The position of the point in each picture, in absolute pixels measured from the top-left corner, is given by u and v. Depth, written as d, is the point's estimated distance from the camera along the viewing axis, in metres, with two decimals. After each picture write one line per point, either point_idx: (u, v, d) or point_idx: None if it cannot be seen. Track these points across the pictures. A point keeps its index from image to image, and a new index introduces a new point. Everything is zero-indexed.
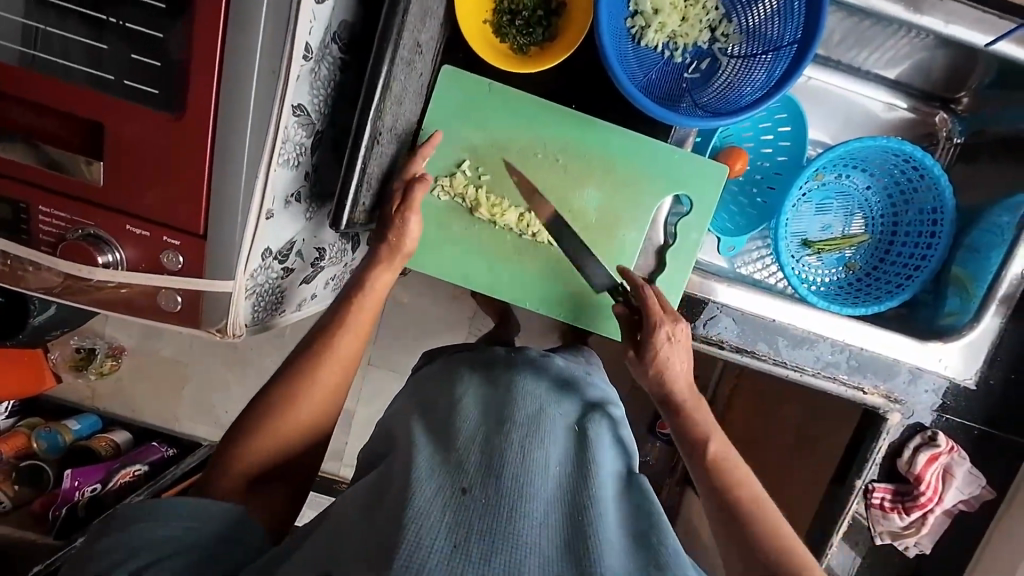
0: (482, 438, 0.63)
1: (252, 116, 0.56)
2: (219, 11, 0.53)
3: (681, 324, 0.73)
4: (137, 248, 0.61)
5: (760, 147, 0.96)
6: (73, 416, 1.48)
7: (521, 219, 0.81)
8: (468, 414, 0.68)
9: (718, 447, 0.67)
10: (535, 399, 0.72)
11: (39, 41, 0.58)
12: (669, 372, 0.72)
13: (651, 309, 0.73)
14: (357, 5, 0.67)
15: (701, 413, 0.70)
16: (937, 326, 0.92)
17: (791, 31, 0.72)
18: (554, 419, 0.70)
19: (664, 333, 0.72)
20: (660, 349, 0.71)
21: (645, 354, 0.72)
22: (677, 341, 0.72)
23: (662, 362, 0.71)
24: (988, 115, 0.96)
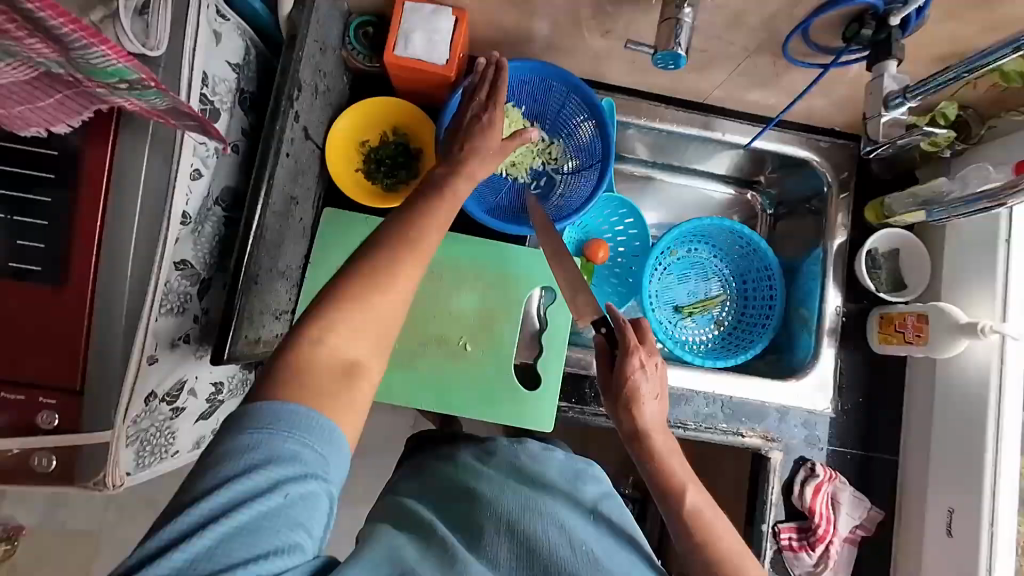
0: (507, 546, 0.60)
1: (131, 278, 0.64)
2: (99, 200, 0.63)
3: (655, 356, 0.74)
4: (11, 412, 0.63)
5: (615, 237, 1.14)
6: None
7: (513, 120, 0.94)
8: (496, 508, 0.65)
9: (696, 497, 0.66)
10: (534, 513, 0.63)
11: None
12: (643, 405, 0.71)
13: (625, 337, 0.72)
14: (236, 172, 0.80)
15: (667, 449, 0.70)
16: (794, 364, 1.05)
17: (597, 153, 0.93)
18: (567, 504, 0.66)
19: (636, 362, 0.71)
20: (631, 374, 0.71)
21: (613, 380, 0.73)
22: (648, 371, 0.72)
23: (634, 390, 0.71)
24: (783, 188, 1.19)
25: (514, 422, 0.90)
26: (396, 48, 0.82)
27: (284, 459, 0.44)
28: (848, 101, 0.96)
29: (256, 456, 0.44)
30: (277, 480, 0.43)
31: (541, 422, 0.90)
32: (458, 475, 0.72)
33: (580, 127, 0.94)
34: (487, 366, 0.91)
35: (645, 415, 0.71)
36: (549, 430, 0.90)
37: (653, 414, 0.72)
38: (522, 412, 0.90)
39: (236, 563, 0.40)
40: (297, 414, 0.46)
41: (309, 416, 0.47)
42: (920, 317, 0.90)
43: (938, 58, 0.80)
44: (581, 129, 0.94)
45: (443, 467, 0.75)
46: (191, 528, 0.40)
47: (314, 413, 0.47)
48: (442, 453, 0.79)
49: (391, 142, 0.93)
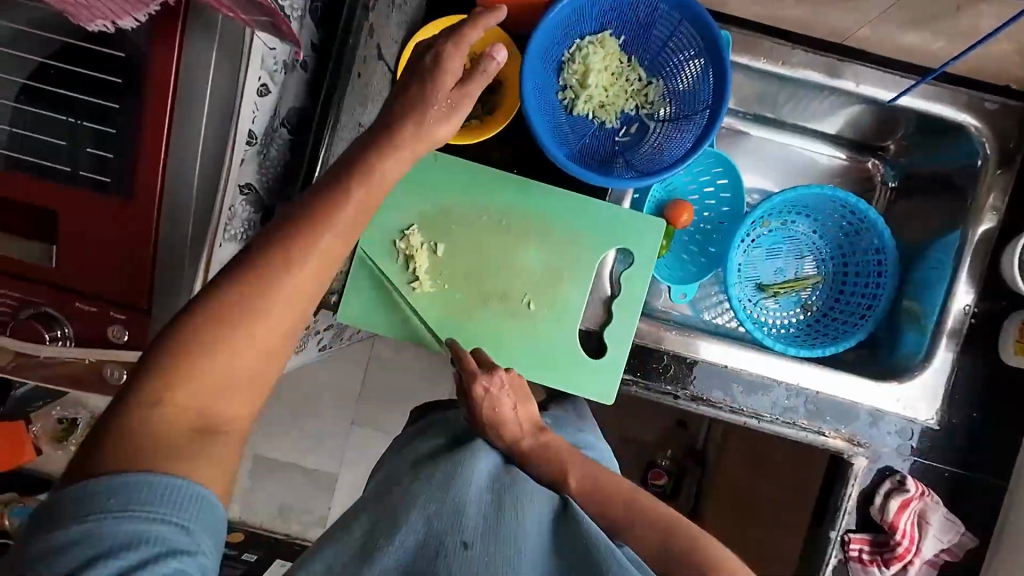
0: (483, 526, 0.56)
1: (197, 198, 0.61)
2: (164, 111, 0.58)
3: (498, 374, 0.75)
4: (85, 323, 0.63)
5: (704, 199, 1.01)
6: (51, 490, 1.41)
7: (600, 42, 0.81)
8: (472, 486, 0.61)
9: (581, 477, 0.70)
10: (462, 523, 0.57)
11: (20, 143, 0.61)
12: (503, 420, 0.73)
13: (465, 368, 0.75)
14: (304, 92, 0.74)
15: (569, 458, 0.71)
16: (895, 365, 0.92)
17: (705, 97, 0.79)
18: (538, 497, 0.62)
19: (477, 388, 0.74)
20: (481, 402, 0.73)
21: (468, 408, 0.75)
22: (496, 392, 0.74)
23: (493, 417, 0.73)
24: (915, 159, 1.00)
25: (575, 390, 0.84)
26: None
27: (155, 535, 0.43)
28: None
29: (88, 550, 0.41)
30: (128, 562, 0.41)
31: (604, 394, 0.84)
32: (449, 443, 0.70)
33: (687, 65, 0.80)
34: (551, 329, 0.84)
35: (510, 435, 0.73)
36: (611, 402, 0.84)
37: (517, 425, 0.74)
38: (584, 380, 0.84)
39: None
40: (164, 487, 0.45)
41: (163, 486, 0.45)
42: None
43: None
44: (689, 68, 0.80)
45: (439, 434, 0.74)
46: None
47: (171, 478, 0.45)
48: (442, 421, 0.79)
49: None
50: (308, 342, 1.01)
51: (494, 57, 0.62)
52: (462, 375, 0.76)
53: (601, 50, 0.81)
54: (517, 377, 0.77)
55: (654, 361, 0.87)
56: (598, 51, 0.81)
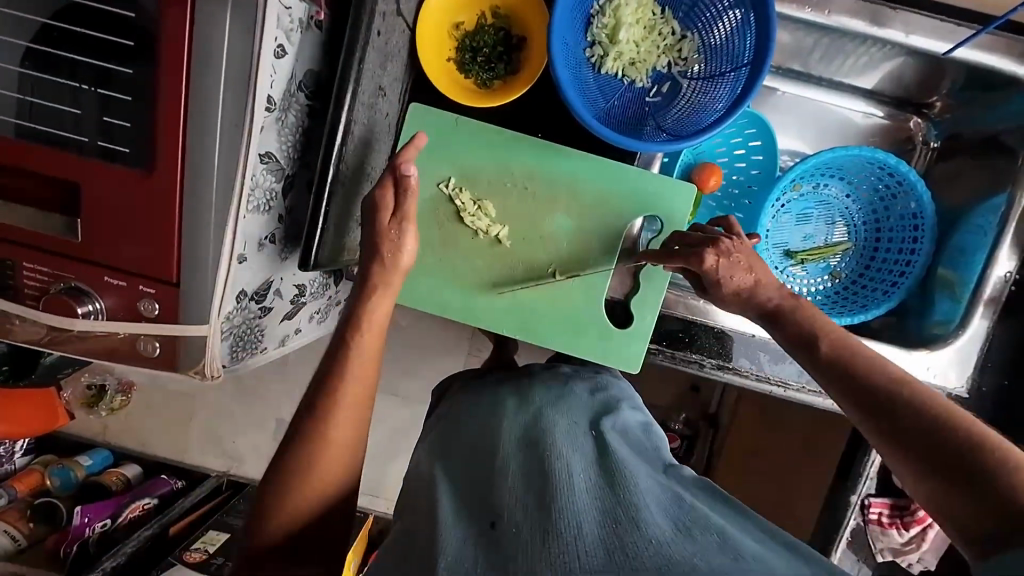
0: (525, 429, 0.66)
1: (218, 168, 0.59)
2: (182, 77, 0.56)
3: (723, 239, 0.63)
4: (116, 296, 0.63)
5: (733, 162, 0.96)
6: (86, 452, 1.46)
7: None
8: (512, 420, 0.68)
9: (835, 338, 0.56)
10: (516, 424, 0.68)
11: (35, 113, 0.60)
12: (748, 288, 0.62)
13: (683, 252, 0.64)
14: (320, 52, 0.69)
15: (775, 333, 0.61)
16: (925, 334, 0.90)
17: (747, 51, 0.74)
18: (572, 431, 0.66)
19: (710, 263, 0.61)
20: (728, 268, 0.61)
21: (710, 289, 0.63)
22: (734, 258, 0.62)
23: (731, 286, 0.62)
24: (961, 118, 0.95)
25: (600, 359, 0.84)
26: None
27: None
28: None
29: None
30: None
31: (629, 363, 0.83)
32: (481, 410, 0.73)
33: (726, 15, 0.75)
34: (576, 299, 0.83)
35: (761, 296, 0.62)
36: (637, 372, 0.84)
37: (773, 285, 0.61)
38: (608, 350, 0.83)
39: None
40: None
41: None
42: None
43: None
44: (728, 19, 0.75)
45: (470, 402, 0.76)
46: None
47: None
48: (473, 385, 0.81)
49: (490, 28, 0.79)
50: (330, 312, 1.01)
51: (408, 173, 0.63)
52: (683, 262, 0.64)
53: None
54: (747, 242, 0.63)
55: (681, 330, 0.87)
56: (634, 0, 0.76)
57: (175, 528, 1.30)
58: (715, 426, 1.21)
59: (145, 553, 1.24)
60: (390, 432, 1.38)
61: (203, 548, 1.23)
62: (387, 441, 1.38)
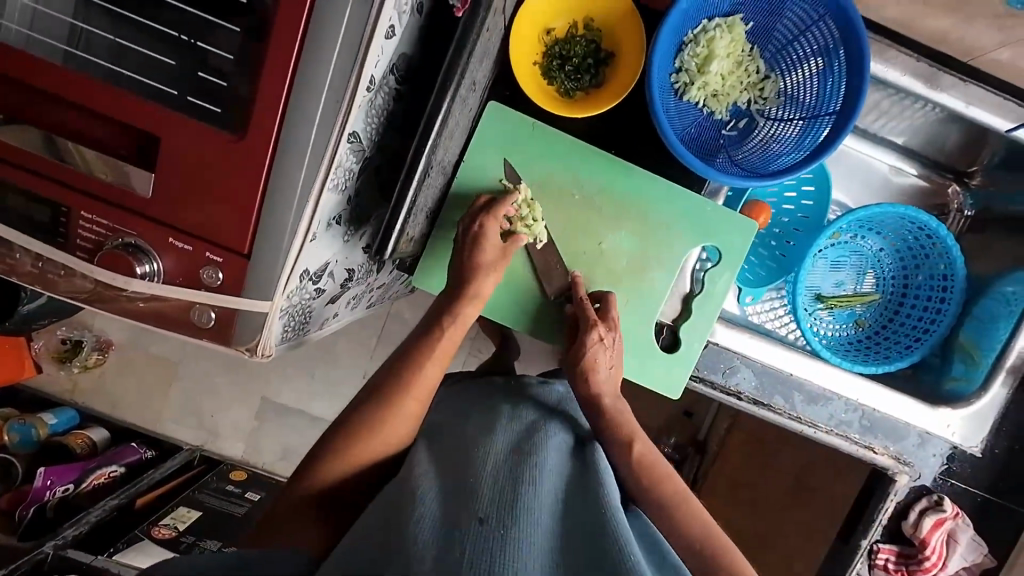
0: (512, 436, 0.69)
1: (312, 144, 0.56)
2: (295, 43, 0.53)
3: (613, 333, 0.78)
4: (176, 259, 0.60)
5: (782, 204, 0.99)
6: (48, 409, 1.37)
7: (728, 24, 0.77)
8: (502, 426, 0.70)
9: (643, 449, 0.72)
10: (508, 430, 0.70)
11: (124, 57, 0.58)
12: (595, 373, 0.76)
13: (586, 313, 0.77)
14: (417, 38, 0.68)
15: (623, 416, 0.75)
16: (943, 391, 0.95)
17: (829, 100, 0.76)
18: (556, 450, 0.68)
19: (594, 335, 0.76)
20: (589, 349, 0.75)
21: (573, 348, 0.77)
22: (607, 346, 0.77)
23: (588, 365, 0.76)
24: (998, 193, 0.99)
25: (643, 380, 0.84)
26: None
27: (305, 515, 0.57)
28: None
29: None
30: None
31: (670, 388, 0.84)
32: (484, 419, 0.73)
33: (811, 62, 0.76)
34: (628, 318, 0.83)
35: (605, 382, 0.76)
36: (676, 398, 0.84)
37: (607, 381, 0.76)
38: (653, 373, 0.84)
39: None
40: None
41: None
42: None
43: None
44: (810, 66, 0.77)
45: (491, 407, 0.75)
46: None
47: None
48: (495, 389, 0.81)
49: (581, 40, 0.78)
50: (364, 299, 0.98)
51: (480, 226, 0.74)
52: (581, 316, 0.77)
53: (728, 31, 0.77)
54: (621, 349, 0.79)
55: (716, 360, 0.88)
56: (728, 33, 0.77)
57: (143, 499, 1.22)
58: (702, 452, 1.18)
59: (109, 526, 1.16)
60: None
61: (173, 525, 1.15)
62: None
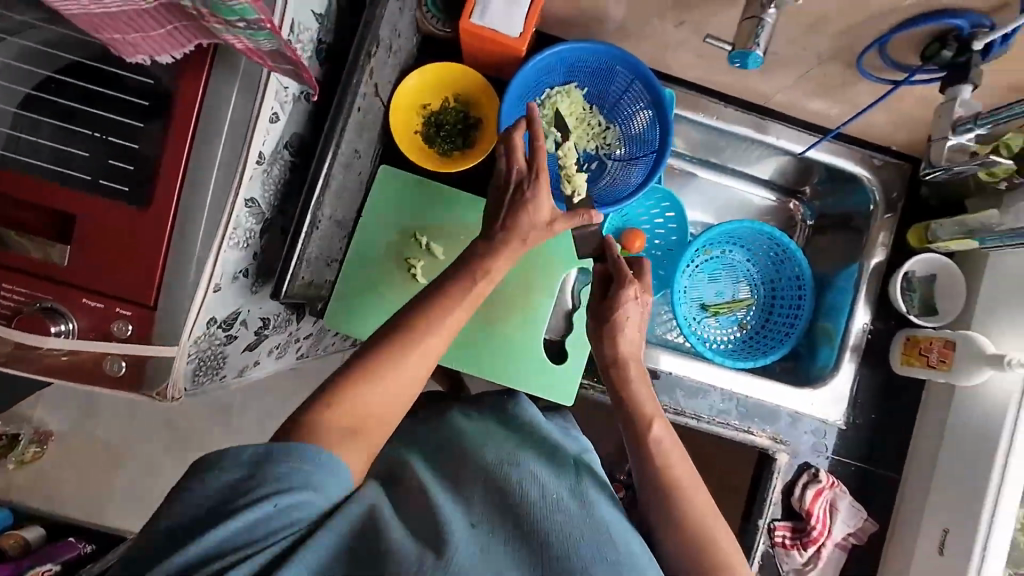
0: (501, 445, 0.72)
1: (208, 210, 0.68)
2: (189, 131, 0.66)
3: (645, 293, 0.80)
4: (90, 318, 0.68)
5: (653, 229, 1.15)
6: None
7: (567, 91, 0.95)
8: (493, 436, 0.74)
9: (662, 432, 0.72)
10: (498, 441, 0.73)
11: (46, 153, 0.68)
12: (622, 330, 0.78)
13: (620, 271, 0.80)
14: (306, 119, 0.82)
15: (638, 386, 0.77)
16: (811, 375, 1.07)
17: (652, 143, 0.94)
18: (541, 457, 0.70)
19: (627, 291, 0.78)
20: (623, 304, 0.78)
21: (605, 304, 0.80)
22: (638, 303, 0.79)
23: (620, 318, 0.78)
24: (828, 203, 1.16)
25: (537, 390, 0.94)
26: (474, 15, 0.82)
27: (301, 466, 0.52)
28: (911, 123, 0.95)
29: (267, 488, 0.51)
30: (278, 502, 0.50)
31: (563, 396, 0.94)
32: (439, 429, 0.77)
33: (638, 115, 0.95)
34: (518, 337, 0.94)
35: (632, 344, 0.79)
36: (570, 405, 0.94)
37: (632, 341, 0.79)
38: (543, 383, 0.94)
39: (268, 534, 0.49)
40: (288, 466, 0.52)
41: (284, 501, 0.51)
42: (946, 344, 0.91)
43: (1012, 87, 0.77)
44: (637, 117, 0.96)
45: (443, 425, 0.78)
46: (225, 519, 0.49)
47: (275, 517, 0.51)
48: (432, 410, 0.84)
49: (452, 110, 0.95)
50: (289, 348, 1.07)
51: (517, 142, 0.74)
52: (614, 275, 0.81)
53: (568, 97, 0.95)
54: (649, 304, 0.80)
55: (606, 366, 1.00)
56: (567, 99, 0.95)
57: None
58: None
59: None
60: None
61: None
62: None
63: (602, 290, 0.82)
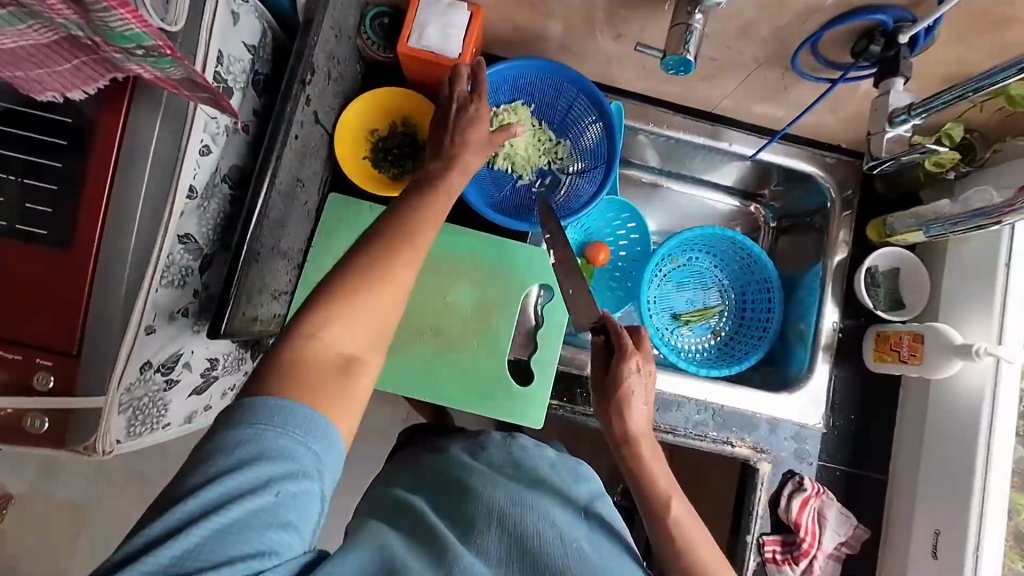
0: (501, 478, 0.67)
1: (135, 248, 0.65)
2: (110, 167, 0.63)
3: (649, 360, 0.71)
4: (8, 371, 0.63)
5: (616, 241, 1.14)
6: None
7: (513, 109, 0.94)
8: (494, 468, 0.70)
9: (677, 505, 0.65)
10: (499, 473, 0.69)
11: None
12: (631, 408, 0.69)
13: (621, 340, 0.70)
14: (245, 151, 0.80)
15: (651, 456, 0.69)
16: (787, 377, 1.05)
17: (602, 155, 0.94)
18: (555, 490, 0.66)
19: (630, 365, 0.69)
20: (627, 380, 0.69)
21: (608, 383, 0.70)
22: (643, 376, 0.70)
23: (625, 396, 0.69)
24: (789, 202, 1.15)
25: (504, 414, 0.90)
26: (410, 39, 0.83)
27: (266, 451, 0.47)
28: (856, 121, 0.96)
29: (244, 452, 0.46)
30: (250, 479, 0.45)
31: (532, 418, 0.90)
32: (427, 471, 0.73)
33: (587, 128, 0.95)
34: (481, 360, 0.91)
35: (638, 419, 0.70)
36: (540, 427, 0.91)
37: (642, 418, 0.70)
38: (510, 406, 0.90)
39: (244, 536, 0.44)
40: (275, 413, 0.48)
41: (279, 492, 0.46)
42: (915, 338, 0.89)
43: (945, 79, 0.79)
44: (586, 130, 0.95)
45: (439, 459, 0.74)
46: (174, 528, 0.42)
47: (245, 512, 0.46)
48: (433, 443, 0.80)
49: (399, 133, 0.94)
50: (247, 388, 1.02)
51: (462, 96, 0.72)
52: (615, 343, 0.71)
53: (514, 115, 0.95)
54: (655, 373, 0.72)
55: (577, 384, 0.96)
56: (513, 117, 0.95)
57: None
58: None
59: None
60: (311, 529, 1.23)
61: None
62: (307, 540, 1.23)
63: (605, 362, 0.72)
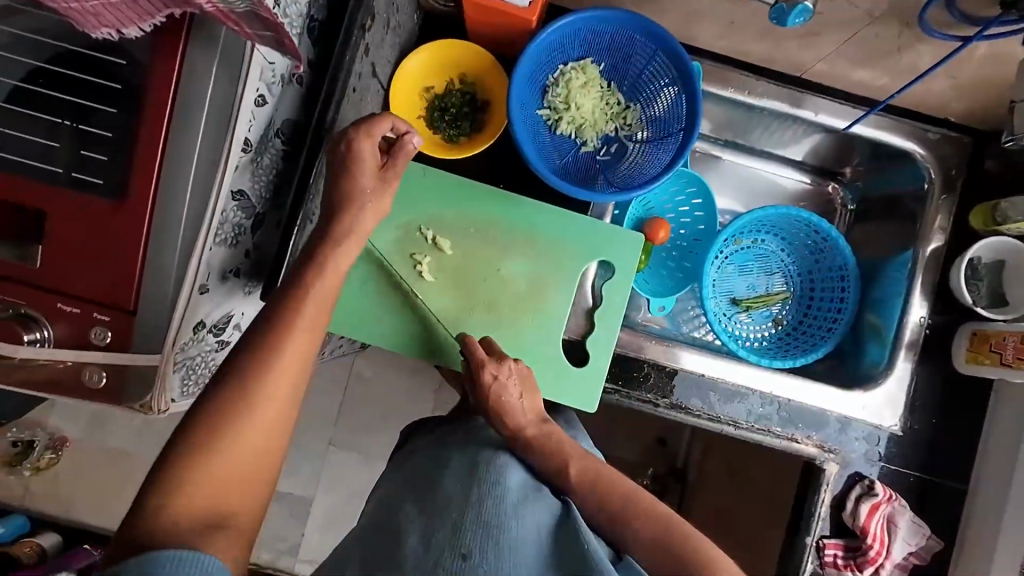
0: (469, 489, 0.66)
1: (190, 203, 0.62)
2: (166, 114, 0.60)
3: (505, 362, 0.76)
4: (67, 324, 0.62)
5: (678, 217, 1.06)
6: None
7: (582, 68, 0.87)
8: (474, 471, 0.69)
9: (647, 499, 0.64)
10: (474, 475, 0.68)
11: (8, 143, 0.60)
12: (506, 410, 0.74)
13: (472, 355, 0.75)
14: (298, 104, 0.76)
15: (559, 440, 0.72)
16: (859, 373, 0.97)
17: (679, 120, 0.85)
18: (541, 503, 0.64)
19: (487, 376, 0.75)
20: (489, 392, 0.74)
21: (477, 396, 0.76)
22: (506, 381, 0.75)
23: (497, 403, 0.74)
24: (872, 183, 1.04)
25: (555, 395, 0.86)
26: None
27: None
28: (975, 88, 0.84)
29: None
30: None
31: (585, 402, 0.86)
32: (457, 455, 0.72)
33: (662, 90, 0.86)
34: (535, 338, 0.86)
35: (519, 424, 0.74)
36: (592, 412, 0.86)
37: (523, 409, 0.75)
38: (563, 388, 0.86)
39: None
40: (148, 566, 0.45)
41: None
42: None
43: None
44: (660, 93, 0.86)
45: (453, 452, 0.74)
46: None
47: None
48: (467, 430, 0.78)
49: (457, 92, 0.87)
50: None
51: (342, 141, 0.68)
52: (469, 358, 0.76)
53: (582, 74, 0.87)
54: (525, 368, 0.77)
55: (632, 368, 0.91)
56: (581, 77, 0.87)
57: None
58: (686, 483, 1.12)
59: None
60: (346, 494, 1.24)
61: None
62: (342, 503, 1.24)
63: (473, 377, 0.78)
